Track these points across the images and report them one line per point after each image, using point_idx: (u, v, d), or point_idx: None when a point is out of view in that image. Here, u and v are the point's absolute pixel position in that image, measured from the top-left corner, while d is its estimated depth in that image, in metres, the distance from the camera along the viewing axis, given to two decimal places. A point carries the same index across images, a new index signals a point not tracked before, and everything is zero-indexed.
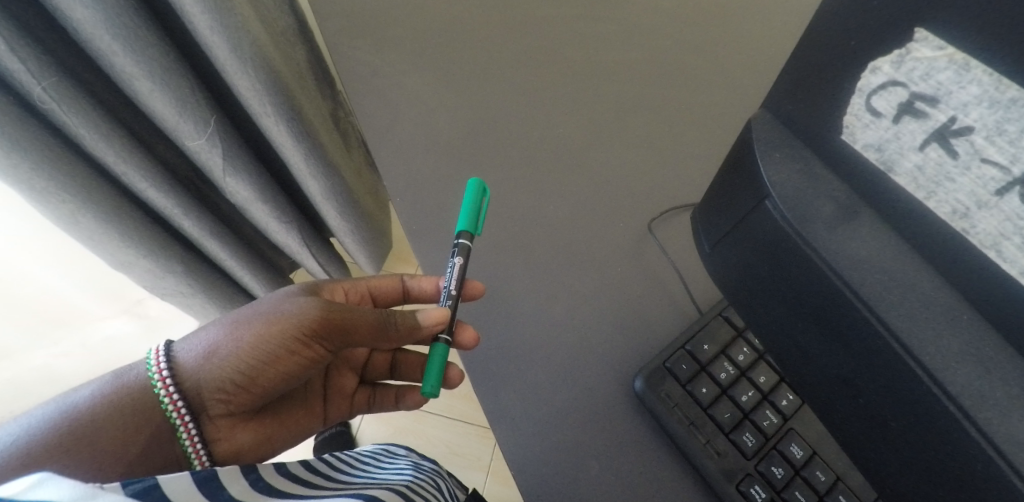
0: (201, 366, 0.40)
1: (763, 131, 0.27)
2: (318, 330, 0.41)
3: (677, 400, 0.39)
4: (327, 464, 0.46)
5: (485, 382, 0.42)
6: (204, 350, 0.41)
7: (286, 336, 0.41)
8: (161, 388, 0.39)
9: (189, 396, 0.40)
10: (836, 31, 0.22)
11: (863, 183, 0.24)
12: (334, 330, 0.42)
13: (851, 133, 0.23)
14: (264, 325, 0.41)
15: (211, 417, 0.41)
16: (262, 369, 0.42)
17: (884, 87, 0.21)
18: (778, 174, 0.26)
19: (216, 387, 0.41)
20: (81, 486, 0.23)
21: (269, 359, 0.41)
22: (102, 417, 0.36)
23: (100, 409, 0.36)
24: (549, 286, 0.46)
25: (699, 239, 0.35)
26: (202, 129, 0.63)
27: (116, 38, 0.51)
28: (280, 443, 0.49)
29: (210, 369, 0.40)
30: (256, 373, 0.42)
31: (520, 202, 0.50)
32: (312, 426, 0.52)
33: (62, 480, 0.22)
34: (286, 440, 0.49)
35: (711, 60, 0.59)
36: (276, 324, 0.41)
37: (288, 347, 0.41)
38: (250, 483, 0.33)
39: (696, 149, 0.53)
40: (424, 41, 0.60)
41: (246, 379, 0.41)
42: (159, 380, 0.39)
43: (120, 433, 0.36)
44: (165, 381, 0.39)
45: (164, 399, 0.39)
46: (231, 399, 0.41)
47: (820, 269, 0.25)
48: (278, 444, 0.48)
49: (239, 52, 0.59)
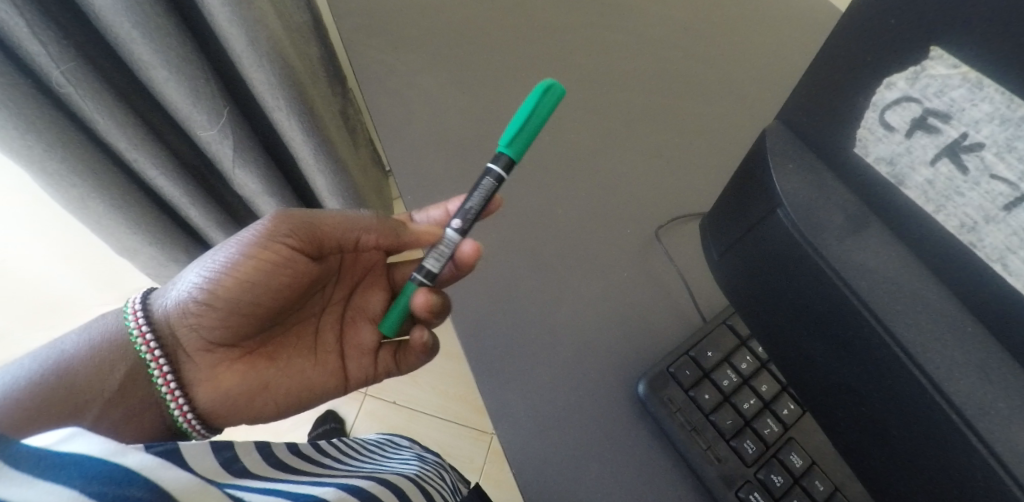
0: (170, 298, 0.42)
1: (777, 141, 0.28)
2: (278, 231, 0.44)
3: (679, 405, 0.39)
4: (337, 450, 0.47)
5: (489, 379, 0.43)
6: (179, 285, 0.43)
7: (250, 244, 0.43)
8: (134, 328, 0.40)
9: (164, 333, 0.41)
10: (854, 45, 0.23)
11: (873, 196, 0.25)
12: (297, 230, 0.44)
13: (864, 146, 0.24)
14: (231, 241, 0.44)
15: (189, 354, 0.43)
16: (228, 284, 0.43)
17: (898, 102, 0.22)
18: (790, 184, 0.27)
19: (186, 316, 0.42)
20: (113, 442, 0.25)
21: (226, 269, 0.43)
22: (100, 369, 0.37)
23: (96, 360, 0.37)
24: (555, 289, 0.46)
25: (708, 248, 0.36)
26: (215, 120, 0.64)
27: (136, 26, 0.51)
28: (278, 394, 0.47)
29: (182, 300, 0.42)
30: (223, 289, 0.43)
31: (527, 204, 0.51)
32: (323, 381, 0.50)
33: (92, 436, 0.25)
34: (288, 392, 0.48)
35: (722, 73, 0.60)
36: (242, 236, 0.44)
37: (251, 253, 0.43)
38: (262, 457, 0.34)
39: (706, 160, 0.54)
40: (440, 43, 0.61)
41: (215, 299, 0.42)
42: (132, 320, 0.40)
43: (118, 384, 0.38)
44: (138, 320, 0.40)
45: (138, 341, 0.39)
46: (206, 329, 0.43)
47: (829, 277, 0.26)
48: (279, 395, 0.47)
49: (256, 45, 0.60)
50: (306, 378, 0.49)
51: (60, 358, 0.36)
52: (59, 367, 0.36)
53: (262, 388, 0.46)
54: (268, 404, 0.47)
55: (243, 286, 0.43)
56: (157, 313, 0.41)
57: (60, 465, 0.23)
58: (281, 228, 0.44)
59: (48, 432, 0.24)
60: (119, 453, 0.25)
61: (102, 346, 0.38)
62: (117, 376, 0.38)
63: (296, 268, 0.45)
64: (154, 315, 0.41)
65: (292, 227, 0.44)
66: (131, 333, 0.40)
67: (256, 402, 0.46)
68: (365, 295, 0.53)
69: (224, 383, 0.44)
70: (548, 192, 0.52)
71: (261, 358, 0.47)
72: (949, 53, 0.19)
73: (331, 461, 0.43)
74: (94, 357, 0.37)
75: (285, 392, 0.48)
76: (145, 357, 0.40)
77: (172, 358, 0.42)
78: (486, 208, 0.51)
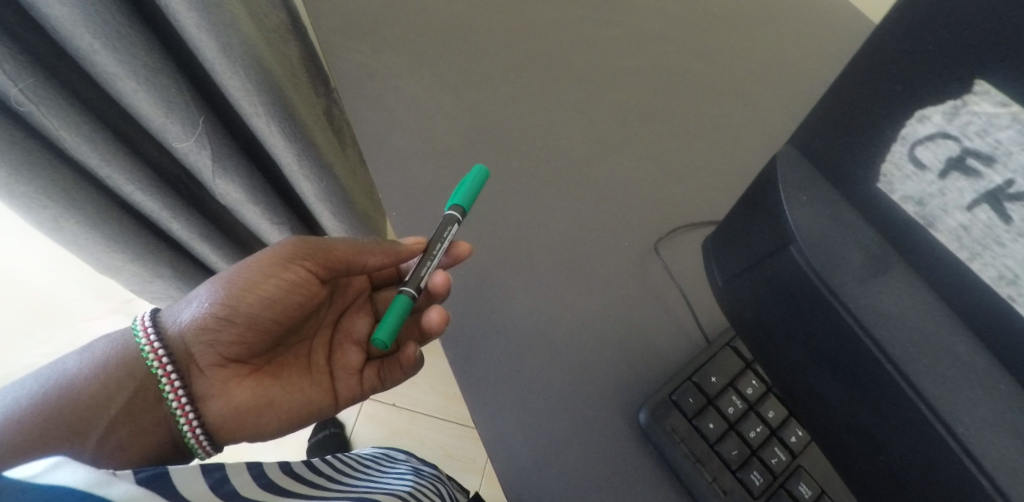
0: (184, 313, 0.41)
1: (791, 168, 0.25)
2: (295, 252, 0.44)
3: (682, 435, 0.37)
4: (332, 467, 0.45)
5: (482, 409, 0.40)
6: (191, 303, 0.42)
7: (267, 262, 0.43)
8: (145, 342, 0.38)
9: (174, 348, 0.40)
10: (881, 69, 0.20)
11: (898, 236, 0.22)
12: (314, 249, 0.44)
13: (889, 182, 0.21)
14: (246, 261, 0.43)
15: (201, 369, 0.41)
16: (244, 299, 0.42)
17: (932, 138, 0.19)
18: (805, 218, 0.24)
19: (201, 331, 0.41)
20: (97, 472, 0.24)
21: (246, 285, 0.42)
22: (109, 387, 0.36)
23: (105, 377, 0.36)
24: (549, 309, 0.44)
25: (711, 270, 0.33)
26: (190, 129, 0.61)
27: (98, 37, 0.48)
28: (284, 412, 0.45)
29: (194, 315, 0.41)
30: (237, 304, 0.42)
31: (518, 217, 0.48)
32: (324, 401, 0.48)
33: (77, 464, 0.24)
34: (292, 411, 0.45)
35: (720, 70, 0.57)
36: (258, 256, 0.44)
37: (267, 271, 0.43)
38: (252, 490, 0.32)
39: (707, 163, 0.51)
40: (422, 43, 0.57)
41: (229, 313, 0.41)
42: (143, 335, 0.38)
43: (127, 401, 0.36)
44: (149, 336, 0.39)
45: (149, 354, 0.38)
46: (217, 343, 0.41)
47: (846, 323, 0.23)
48: (283, 414, 0.45)
49: (229, 51, 0.57)
50: (309, 398, 0.47)
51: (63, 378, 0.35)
52: (66, 389, 0.34)
53: (271, 405, 0.44)
54: (272, 423, 0.44)
55: (261, 302, 0.42)
56: (171, 329, 0.40)
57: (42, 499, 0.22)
58: (300, 249, 0.44)
59: (33, 460, 0.23)
60: (103, 484, 0.24)
61: (110, 364, 0.37)
62: (125, 393, 0.36)
63: (312, 289, 0.44)
64: (167, 331, 0.40)
65: (308, 248, 0.44)
66: (140, 345, 0.38)
67: (263, 419, 0.43)
68: (350, 319, 0.51)
69: (234, 398, 0.42)
70: (539, 202, 0.49)
71: (270, 376, 0.45)
72: (996, 88, 0.17)
73: (326, 480, 0.42)
74: (102, 374, 0.36)
75: (291, 412, 0.45)
76: (155, 369, 0.38)
77: (184, 373, 0.40)
78: (475, 222, 0.48)
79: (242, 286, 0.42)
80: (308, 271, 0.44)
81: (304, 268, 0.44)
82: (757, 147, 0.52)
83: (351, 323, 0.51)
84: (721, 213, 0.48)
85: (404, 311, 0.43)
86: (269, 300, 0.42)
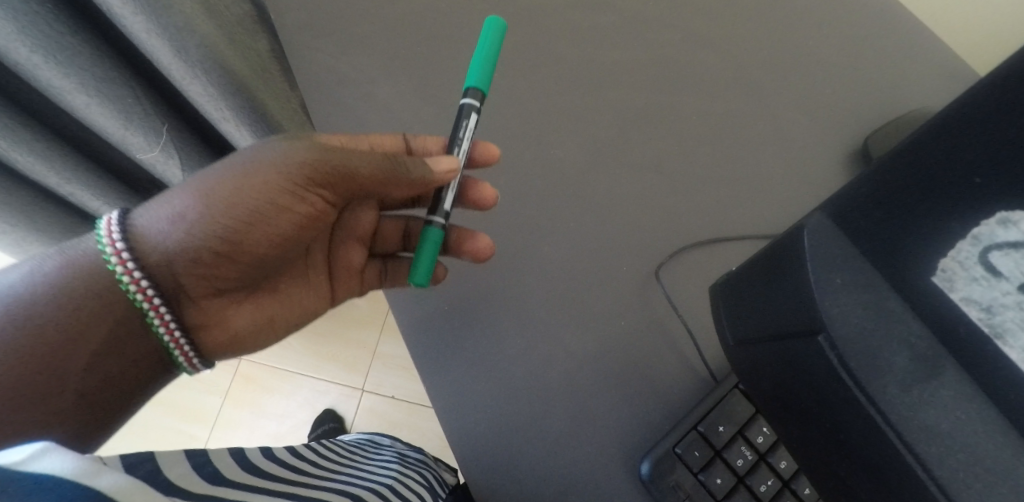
0: (163, 228, 0.33)
1: (821, 242, 0.21)
2: (313, 178, 0.36)
3: (688, 491, 0.34)
4: (314, 453, 0.42)
5: (473, 462, 0.37)
6: (172, 218, 0.34)
7: (270, 189, 0.35)
8: (122, 271, 0.32)
9: (159, 277, 0.34)
10: (958, 152, 0.16)
11: (957, 338, 0.18)
12: (333, 176, 0.36)
13: (947, 281, 0.18)
14: (241, 178, 0.34)
15: (193, 299, 0.36)
16: (246, 233, 0.35)
17: (1017, 245, 0.16)
18: (837, 305, 0.20)
19: (190, 260, 0.34)
20: (86, 457, 0.19)
21: (246, 218, 0.35)
22: (72, 325, 0.30)
23: (68, 312, 0.30)
24: (542, 346, 0.40)
25: (720, 318, 0.28)
26: (155, 139, 0.56)
27: (36, 49, 0.43)
28: (281, 325, 0.44)
29: (179, 238, 0.34)
30: (239, 238, 0.35)
31: (507, 241, 0.44)
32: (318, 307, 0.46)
33: (66, 450, 0.19)
34: (290, 320, 0.44)
35: (727, 62, 0.51)
36: (256, 175, 0.35)
37: (273, 202, 0.35)
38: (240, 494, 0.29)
39: (714, 172, 0.47)
40: (398, 39, 0.52)
41: (227, 246, 0.35)
42: (116, 261, 0.32)
43: (94, 348, 0.31)
44: (124, 263, 0.32)
45: (131, 287, 0.32)
46: (211, 273, 0.36)
47: (883, 432, 0.19)
48: (280, 325, 0.44)
49: (185, 56, 0.50)
50: (305, 304, 0.45)
51: (13, 309, 0.29)
52: (18, 327, 0.28)
53: (269, 323, 0.42)
54: (270, 337, 0.43)
55: (267, 239, 0.36)
56: (146, 238, 0.33)
57: (25, 492, 0.18)
58: (313, 176, 0.36)
59: (18, 446, 0.19)
60: (91, 475, 0.19)
61: (71, 294, 0.30)
62: (90, 336, 0.31)
63: (322, 215, 0.38)
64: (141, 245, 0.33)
65: (317, 173, 0.36)
66: (113, 271, 0.32)
67: (261, 337, 0.42)
68: (354, 213, 0.45)
69: (233, 325, 0.40)
70: (529, 224, 0.44)
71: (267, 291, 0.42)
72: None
73: (310, 466, 0.39)
74: (61, 306, 0.30)
75: (289, 321, 0.44)
76: (140, 303, 0.33)
77: (175, 303, 0.35)
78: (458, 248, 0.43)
79: (236, 205, 0.34)
80: (325, 202, 0.38)
81: (321, 199, 0.37)
82: (769, 152, 0.48)
83: (356, 216, 0.46)
84: (729, 230, 0.44)
85: (438, 245, 0.40)
86: (270, 224, 0.36)
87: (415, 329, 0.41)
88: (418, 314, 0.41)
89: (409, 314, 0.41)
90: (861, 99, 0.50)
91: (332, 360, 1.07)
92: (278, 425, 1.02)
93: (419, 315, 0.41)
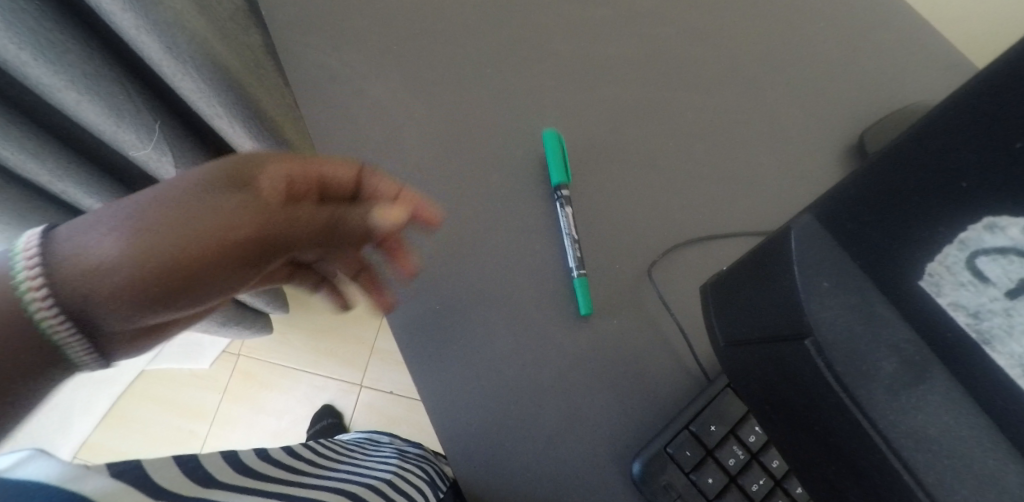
0: (87, 256, 0.28)
1: (808, 246, 0.21)
2: (264, 235, 0.34)
3: (679, 491, 0.34)
4: (314, 451, 0.43)
5: (466, 463, 0.37)
6: (103, 250, 0.29)
7: (228, 242, 0.32)
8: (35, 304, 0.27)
9: (82, 312, 0.28)
10: (949, 155, 0.16)
11: (945, 344, 0.18)
12: (286, 226, 0.35)
13: (935, 285, 0.17)
14: (190, 221, 0.31)
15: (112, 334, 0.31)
16: (195, 282, 0.32)
17: (1003, 251, 0.15)
18: (824, 309, 0.20)
19: (116, 300, 0.29)
20: (72, 463, 0.21)
21: (195, 269, 0.31)
22: None
23: None
24: (534, 346, 0.40)
25: (709, 320, 0.28)
26: (147, 136, 0.55)
27: (24, 47, 0.42)
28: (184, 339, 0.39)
29: (112, 277, 0.29)
30: (184, 288, 0.31)
31: (500, 240, 0.43)
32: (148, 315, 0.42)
33: (51, 457, 0.21)
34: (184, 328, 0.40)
35: (723, 57, 0.51)
36: (212, 219, 0.31)
37: (229, 254, 0.32)
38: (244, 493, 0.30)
39: (708, 169, 0.46)
40: (389, 35, 0.51)
41: (171, 293, 0.31)
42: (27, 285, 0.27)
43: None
44: (38, 292, 0.27)
45: (41, 317, 0.27)
46: (144, 316, 0.31)
47: (870, 437, 0.19)
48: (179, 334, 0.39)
49: (176, 52, 0.49)
50: None
51: None
52: None
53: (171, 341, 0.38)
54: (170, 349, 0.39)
55: (215, 287, 0.33)
56: (64, 257, 0.28)
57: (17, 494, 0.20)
58: (270, 228, 0.34)
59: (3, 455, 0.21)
60: (76, 478, 0.21)
61: None
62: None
63: (268, 263, 0.36)
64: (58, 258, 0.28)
65: (274, 223, 0.34)
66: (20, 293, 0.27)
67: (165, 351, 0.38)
68: None
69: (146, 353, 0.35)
70: (521, 223, 0.44)
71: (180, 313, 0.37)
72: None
73: (309, 463, 0.40)
74: None
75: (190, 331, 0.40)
76: (48, 332, 0.28)
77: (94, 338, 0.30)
78: (449, 246, 0.43)
79: (183, 244, 0.30)
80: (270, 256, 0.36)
81: (269, 255, 0.36)
82: (764, 148, 0.47)
83: None
84: (723, 228, 0.44)
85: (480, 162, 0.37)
86: (218, 268, 0.32)
87: (406, 328, 0.40)
88: (409, 313, 0.41)
89: (401, 314, 0.41)
90: (858, 94, 0.50)
91: (330, 356, 1.07)
92: (277, 421, 1.02)
93: (410, 315, 0.41)
